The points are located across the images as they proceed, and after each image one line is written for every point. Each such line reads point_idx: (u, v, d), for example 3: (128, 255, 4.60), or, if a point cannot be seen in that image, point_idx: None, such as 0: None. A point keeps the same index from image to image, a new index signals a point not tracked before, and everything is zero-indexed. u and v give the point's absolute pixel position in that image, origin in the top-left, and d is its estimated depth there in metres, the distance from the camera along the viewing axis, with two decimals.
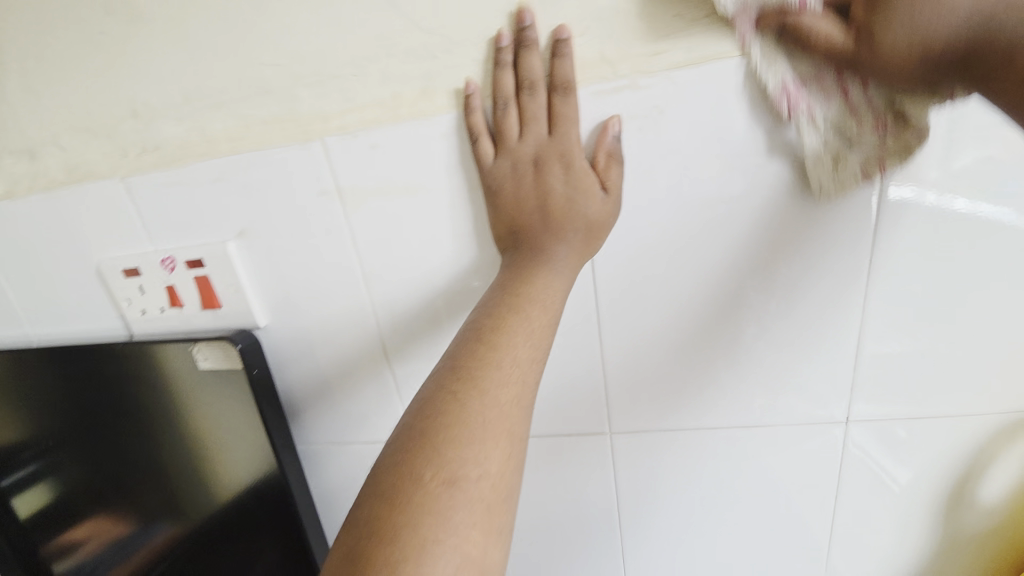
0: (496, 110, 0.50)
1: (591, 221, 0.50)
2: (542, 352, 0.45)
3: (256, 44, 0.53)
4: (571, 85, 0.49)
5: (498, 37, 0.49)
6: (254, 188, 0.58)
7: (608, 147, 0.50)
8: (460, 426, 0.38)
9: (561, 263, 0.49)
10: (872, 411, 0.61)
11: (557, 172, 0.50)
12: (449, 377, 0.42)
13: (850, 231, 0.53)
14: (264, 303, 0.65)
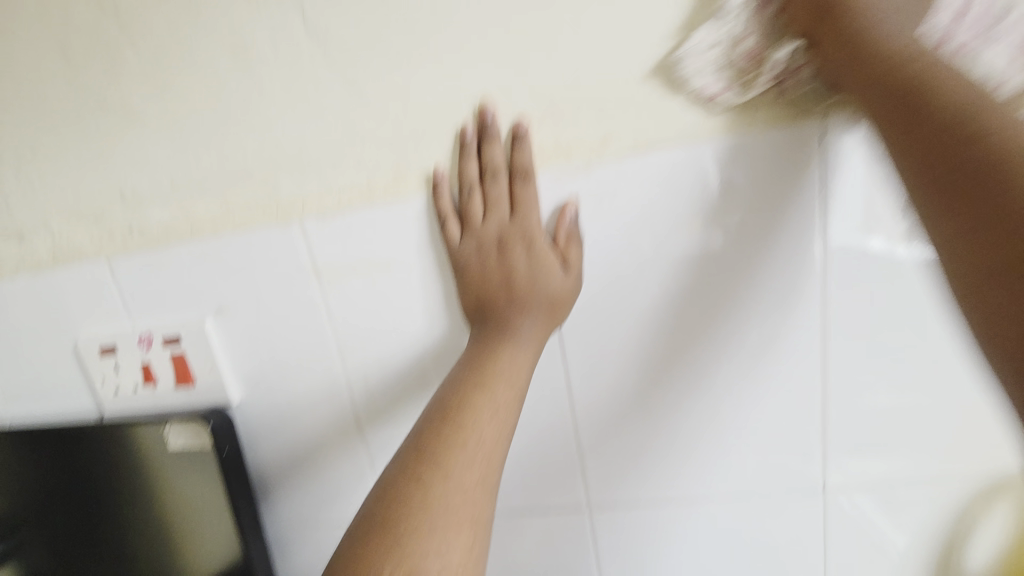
0: (463, 195, 0.54)
1: (554, 297, 0.53)
2: (508, 429, 0.47)
3: (241, 136, 0.57)
4: (530, 172, 0.53)
5: (462, 131, 0.54)
6: (233, 268, 0.60)
7: (567, 228, 0.54)
8: (421, 516, 0.40)
9: (525, 338, 0.52)
10: (849, 475, 0.61)
11: (519, 252, 0.53)
12: (413, 462, 0.44)
13: (802, 301, 0.55)
14: (238, 378, 0.66)
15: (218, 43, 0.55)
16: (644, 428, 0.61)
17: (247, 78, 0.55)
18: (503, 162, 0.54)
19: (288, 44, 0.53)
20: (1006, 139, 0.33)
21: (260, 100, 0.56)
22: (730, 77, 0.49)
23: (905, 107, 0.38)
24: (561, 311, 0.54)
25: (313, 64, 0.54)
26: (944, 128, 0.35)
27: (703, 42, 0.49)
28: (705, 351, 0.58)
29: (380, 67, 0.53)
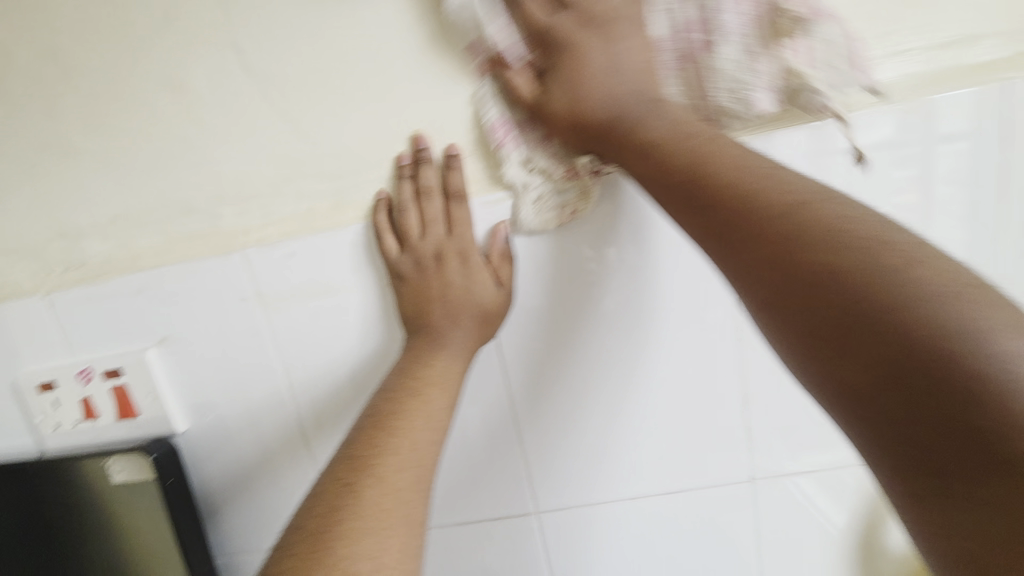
0: (400, 215, 0.57)
1: (487, 309, 0.57)
2: (440, 432, 0.52)
3: (182, 171, 0.59)
4: (464, 193, 0.57)
5: (399, 158, 0.57)
6: (176, 299, 0.61)
7: (501, 246, 0.58)
8: (354, 520, 0.42)
9: (459, 347, 0.56)
10: (772, 467, 0.66)
11: (455, 266, 0.57)
12: (345, 470, 0.46)
13: (715, 309, 0.60)
14: (183, 408, 0.66)
15: (156, 84, 0.57)
16: (581, 434, 0.65)
17: (186, 116, 0.57)
18: (437, 182, 0.57)
19: (225, 84, 0.56)
20: (737, 194, 0.41)
21: (199, 136, 0.58)
22: (569, 196, 0.56)
23: (662, 178, 0.45)
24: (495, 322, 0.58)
25: (251, 102, 0.57)
26: (694, 192, 0.43)
27: (524, 188, 0.56)
28: (631, 358, 0.62)
29: (316, 104, 0.56)
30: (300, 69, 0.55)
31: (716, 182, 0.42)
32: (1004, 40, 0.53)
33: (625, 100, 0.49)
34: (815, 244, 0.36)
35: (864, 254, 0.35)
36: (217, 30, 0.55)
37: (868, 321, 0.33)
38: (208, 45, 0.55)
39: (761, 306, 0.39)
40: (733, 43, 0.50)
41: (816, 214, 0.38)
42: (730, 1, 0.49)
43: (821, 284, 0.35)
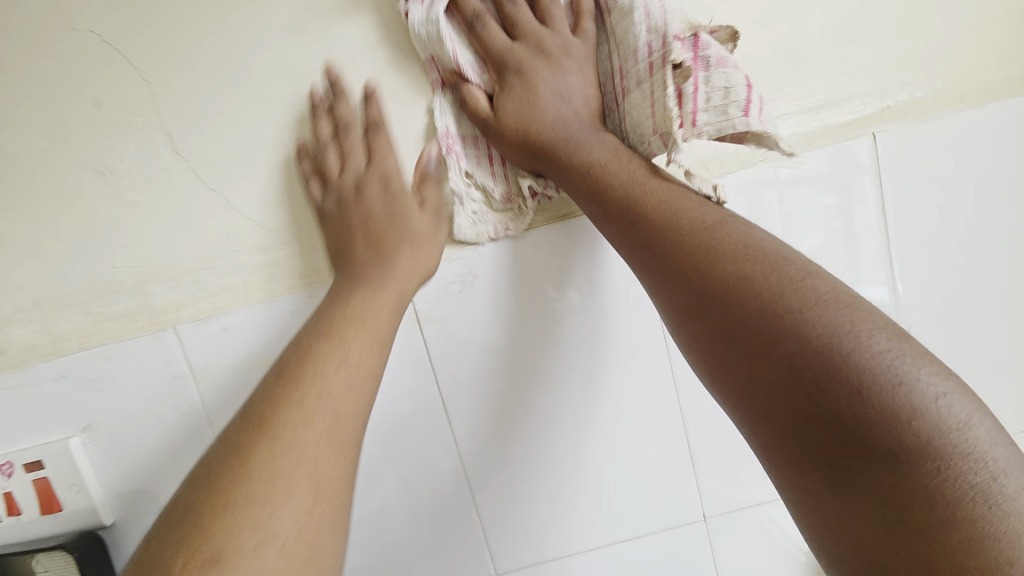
0: (319, 154, 0.58)
1: (418, 235, 0.58)
2: (364, 383, 0.51)
3: (111, 250, 0.58)
4: (382, 121, 0.58)
5: (312, 94, 0.57)
6: (103, 381, 0.59)
7: (424, 171, 0.59)
8: (240, 493, 0.42)
9: (383, 282, 0.56)
10: (724, 504, 0.67)
11: (377, 192, 0.59)
12: (237, 441, 0.45)
13: (650, 350, 0.62)
14: (113, 497, 0.62)
15: (84, 167, 0.57)
16: (533, 489, 0.65)
17: (115, 196, 0.58)
18: (356, 116, 0.58)
19: (156, 164, 0.57)
20: (661, 215, 0.45)
21: (129, 216, 0.58)
22: (506, 215, 0.58)
23: (598, 199, 0.49)
24: (425, 257, 0.57)
25: (181, 179, 0.57)
26: (625, 211, 0.47)
27: (465, 204, 0.58)
28: (576, 408, 0.63)
29: (247, 178, 0.58)
30: (230, 147, 0.57)
31: (644, 204, 0.46)
32: (868, 96, 0.61)
33: (572, 130, 0.53)
34: (718, 261, 0.40)
35: (768, 266, 0.39)
36: (147, 115, 0.56)
37: (766, 326, 0.36)
38: (139, 129, 0.57)
39: (681, 315, 0.42)
40: (636, 87, 0.52)
41: (729, 233, 0.42)
42: (640, 47, 0.52)
43: (729, 292, 0.38)
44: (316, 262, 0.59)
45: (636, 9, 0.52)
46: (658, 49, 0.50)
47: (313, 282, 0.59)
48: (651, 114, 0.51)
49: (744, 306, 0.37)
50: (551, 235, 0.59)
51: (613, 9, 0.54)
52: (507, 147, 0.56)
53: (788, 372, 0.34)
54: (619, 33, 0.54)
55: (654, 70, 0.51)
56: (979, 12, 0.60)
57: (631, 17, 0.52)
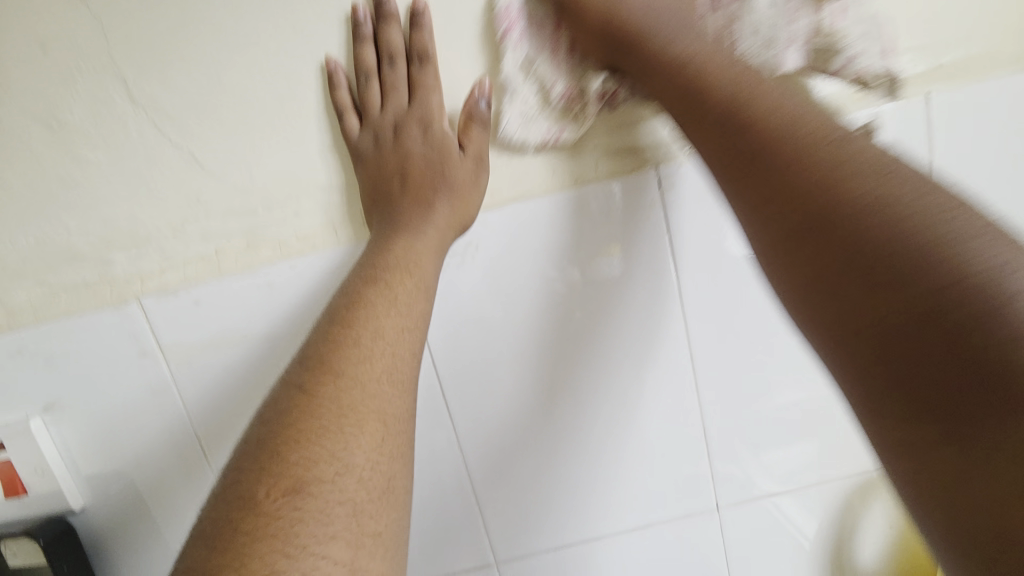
0: (360, 85, 0.49)
1: (455, 186, 0.49)
2: (412, 322, 0.42)
3: (64, 212, 0.52)
4: (428, 54, 0.48)
5: (354, 10, 0.47)
6: (63, 357, 0.53)
7: (471, 110, 0.49)
8: (311, 421, 0.35)
9: (426, 228, 0.48)
10: (736, 495, 0.63)
11: (416, 135, 0.49)
12: (300, 371, 0.38)
13: (669, 334, 0.56)
14: (82, 481, 0.57)
15: (26, 116, 0.49)
16: (535, 481, 0.60)
17: (66, 152, 0.50)
18: (403, 45, 0.48)
19: (109, 115, 0.49)
20: (777, 120, 0.36)
21: (83, 174, 0.51)
22: (562, 118, 0.50)
23: (692, 103, 0.41)
24: (464, 209, 0.49)
25: (140, 133, 0.50)
26: (725, 116, 0.38)
27: (518, 95, 0.49)
28: (586, 394, 0.58)
29: (214, 133, 0.50)
30: (194, 95, 0.49)
31: (753, 107, 0.37)
32: None
33: (667, 21, 0.45)
34: (849, 178, 0.32)
35: (916, 188, 0.31)
36: (96, 56, 0.48)
37: (909, 252, 0.28)
38: (88, 72, 0.49)
39: (786, 239, 0.34)
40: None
41: (864, 149, 0.33)
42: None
43: (862, 211, 0.31)
44: (298, 230, 0.52)
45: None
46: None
47: (296, 254, 0.52)
48: (793, 25, 0.46)
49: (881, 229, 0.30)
50: (571, 206, 0.51)
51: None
52: (580, 29, 0.47)
53: (934, 310, 0.27)
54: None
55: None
56: None
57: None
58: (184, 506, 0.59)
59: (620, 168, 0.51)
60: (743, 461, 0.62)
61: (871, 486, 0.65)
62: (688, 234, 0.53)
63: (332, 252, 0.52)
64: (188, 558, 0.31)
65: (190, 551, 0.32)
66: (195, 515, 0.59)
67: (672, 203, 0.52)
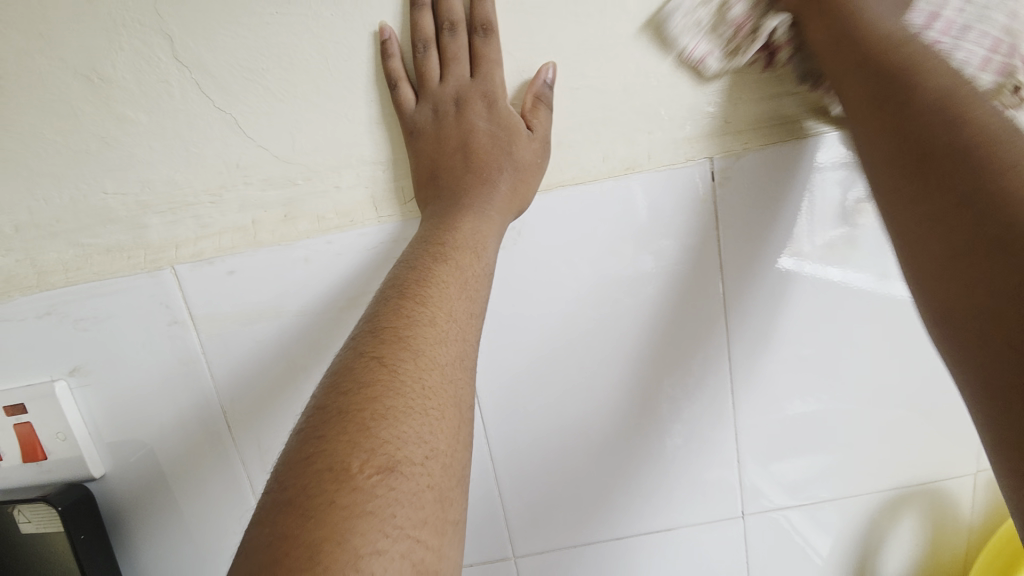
0: (417, 55, 0.47)
1: (519, 165, 0.47)
2: (479, 305, 0.41)
3: (102, 173, 0.50)
4: (491, 25, 0.46)
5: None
6: (92, 321, 0.52)
7: (536, 90, 0.47)
8: (396, 396, 0.32)
9: (489, 208, 0.46)
10: (764, 503, 0.62)
11: (480, 111, 0.48)
12: (371, 342, 0.35)
13: (710, 333, 0.55)
14: (103, 448, 0.57)
15: (69, 71, 0.48)
16: (559, 476, 0.59)
17: (107, 110, 0.49)
18: (463, 16, 0.47)
19: (153, 74, 0.48)
20: (991, 128, 0.34)
21: (122, 134, 0.50)
22: (719, 43, 0.47)
23: (887, 93, 0.39)
24: (524, 190, 0.47)
25: (182, 95, 0.49)
26: (922, 117, 0.37)
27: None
28: (623, 391, 0.56)
29: (259, 98, 0.48)
30: (242, 58, 0.48)
31: (964, 111, 0.35)
32: None
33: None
34: None
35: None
36: (144, 12, 0.47)
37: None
38: (134, 29, 0.47)
39: (954, 252, 0.32)
40: (962, 62, 0.45)
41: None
42: (989, 34, 0.45)
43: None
44: (338, 204, 0.51)
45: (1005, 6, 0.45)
46: (1006, 55, 0.45)
47: (335, 228, 0.50)
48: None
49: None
50: (622, 194, 0.49)
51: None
52: None
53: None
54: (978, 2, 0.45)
55: (991, 75, 0.45)
56: None
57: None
58: (204, 480, 0.58)
59: (679, 156, 0.49)
60: (751, 472, 0.60)
61: (899, 503, 0.63)
62: (739, 232, 0.51)
63: (372, 229, 0.50)
64: (258, 536, 0.27)
65: (256, 529, 0.28)
66: (216, 487, 0.58)
67: (729, 198, 0.50)
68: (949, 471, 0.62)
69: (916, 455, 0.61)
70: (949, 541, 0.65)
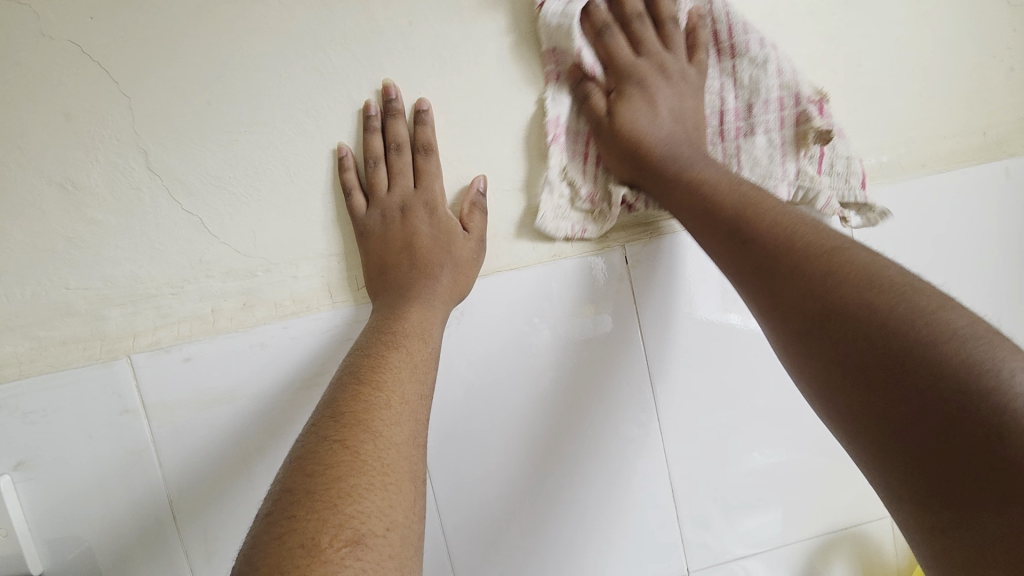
0: (368, 168, 0.55)
1: (459, 260, 0.54)
2: (427, 387, 0.45)
3: (66, 271, 0.54)
4: (432, 146, 0.55)
5: (366, 107, 0.54)
6: (41, 413, 0.53)
7: (472, 198, 0.56)
8: (358, 475, 0.34)
9: (434, 299, 0.52)
10: (707, 557, 0.65)
11: (423, 216, 0.55)
12: (333, 427, 0.37)
13: (637, 396, 0.60)
14: (38, 546, 0.55)
15: (44, 180, 0.53)
16: (514, 542, 0.61)
17: (77, 213, 0.53)
18: (407, 138, 0.55)
19: (125, 182, 0.53)
20: (781, 233, 0.42)
21: (90, 235, 0.54)
22: (585, 214, 0.58)
23: (707, 211, 0.48)
24: (463, 281, 0.54)
25: (152, 199, 0.54)
26: (738, 230, 0.45)
27: (552, 192, 0.57)
28: (568, 454, 0.61)
29: (224, 201, 0.54)
30: (210, 168, 0.54)
31: (760, 222, 0.44)
32: (853, 155, 0.63)
33: (678, 141, 0.55)
34: (835, 273, 0.38)
35: (905, 292, 0.35)
36: (122, 130, 0.53)
37: (897, 345, 0.32)
38: (111, 145, 0.53)
39: (798, 330, 0.38)
40: (763, 134, 0.58)
41: (855, 257, 0.38)
42: (771, 100, 0.58)
43: (851, 308, 0.35)
44: (296, 292, 0.55)
45: (768, 63, 0.57)
46: (793, 108, 0.58)
47: (291, 315, 0.55)
48: (784, 166, 0.59)
49: (868, 328, 0.34)
50: (553, 276, 0.57)
51: (742, 56, 0.58)
52: (613, 146, 0.56)
53: (924, 404, 0.30)
54: (748, 81, 0.58)
55: (790, 129, 0.58)
56: (938, 94, 0.64)
57: (762, 68, 0.57)
58: (150, 573, 0.56)
59: (595, 246, 0.58)
60: (716, 529, 0.64)
61: (831, 548, 0.67)
62: (655, 304, 0.59)
63: (327, 314, 0.55)
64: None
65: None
66: None
67: (641, 278, 0.58)
68: (868, 514, 0.68)
69: (835, 500, 0.67)
70: None
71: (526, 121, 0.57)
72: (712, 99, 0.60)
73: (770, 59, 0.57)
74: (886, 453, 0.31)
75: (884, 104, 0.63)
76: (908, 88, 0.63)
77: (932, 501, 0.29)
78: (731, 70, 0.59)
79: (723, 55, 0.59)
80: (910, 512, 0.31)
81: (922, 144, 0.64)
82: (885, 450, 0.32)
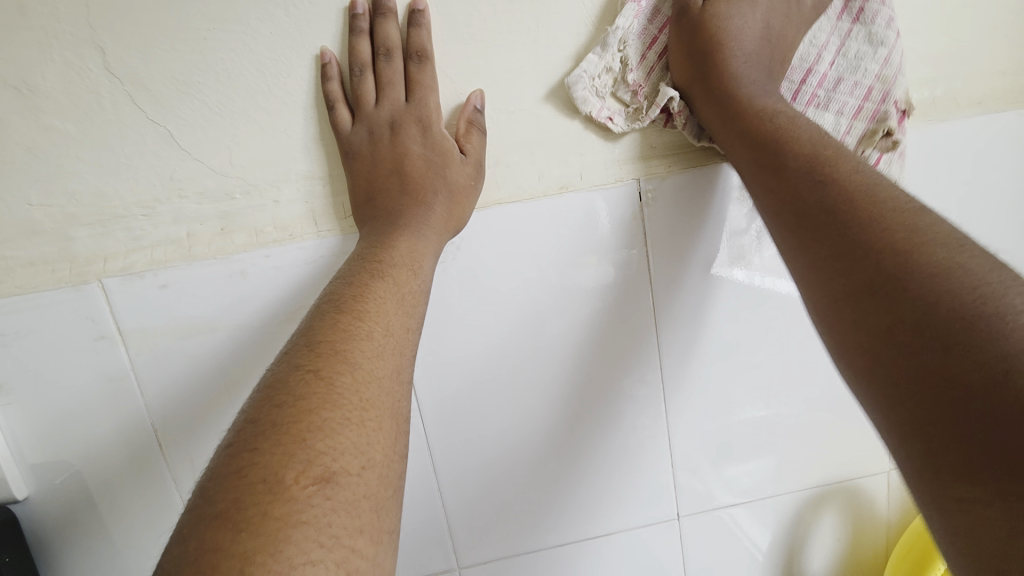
0: (355, 78, 0.49)
1: (454, 186, 0.49)
2: (415, 321, 0.42)
3: (27, 184, 0.49)
4: (427, 53, 0.49)
5: (353, 3, 0.47)
6: (13, 336, 0.50)
7: (469, 115, 0.50)
8: (333, 408, 0.31)
9: (426, 229, 0.48)
10: (698, 505, 0.65)
11: (414, 135, 0.50)
12: (308, 355, 0.34)
13: (640, 343, 0.57)
14: (24, 469, 0.54)
15: None
16: (504, 484, 0.60)
17: (33, 120, 0.48)
18: (399, 43, 0.49)
19: (84, 85, 0.48)
20: (856, 185, 0.38)
21: (49, 145, 0.48)
22: (620, 105, 0.52)
23: (772, 154, 0.43)
24: (459, 211, 0.49)
25: (115, 107, 0.48)
26: (803, 175, 0.40)
27: (600, 58, 0.50)
28: (563, 400, 0.58)
29: (194, 112, 0.48)
30: (178, 73, 0.48)
31: (832, 172, 0.39)
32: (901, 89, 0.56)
33: (747, 74, 0.49)
34: (913, 234, 0.33)
35: (989, 263, 0.31)
36: (75, 23, 0.46)
37: (982, 313, 0.28)
38: (63, 41, 0.46)
39: (854, 288, 0.34)
40: (835, 115, 0.52)
41: (938, 222, 0.34)
42: (862, 83, 0.51)
43: (932, 269, 0.31)
44: (277, 218, 0.51)
45: (884, 45, 0.50)
46: (876, 103, 0.51)
47: (272, 242, 0.51)
48: None
49: (953, 291, 0.30)
50: (556, 212, 0.52)
51: (863, 23, 0.51)
52: (690, 38, 0.51)
53: (999, 374, 0.26)
54: (852, 54, 0.51)
55: (862, 121, 0.52)
56: (1006, 19, 0.56)
57: (875, 48, 0.51)
58: (137, 501, 0.56)
59: (610, 177, 0.53)
60: (703, 478, 0.64)
61: (822, 500, 0.67)
62: (664, 248, 0.54)
63: (310, 243, 0.51)
64: (182, 553, 0.25)
65: (179, 546, 0.26)
66: (147, 506, 0.56)
67: (655, 217, 0.53)
68: (864, 470, 0.67)
69: (832, 455, 0.65)
70: (868, 536, 0.69)
71: (538, 30, 0.50)
72: (806, 52, 0.53)
73: (887, 42, 0.50)
74: (936, 420, 0.28)
75: (944, 30, 0.55)
76: (974, 9, 0.55)
77: (978, 472, 0.26)
78: (843, 33, 0.52)
79: (846, 12, 0.52)
80: (938, 480, 0.28)
81: (980, 79, 0.57)
82: (940, 416, 0.28)
